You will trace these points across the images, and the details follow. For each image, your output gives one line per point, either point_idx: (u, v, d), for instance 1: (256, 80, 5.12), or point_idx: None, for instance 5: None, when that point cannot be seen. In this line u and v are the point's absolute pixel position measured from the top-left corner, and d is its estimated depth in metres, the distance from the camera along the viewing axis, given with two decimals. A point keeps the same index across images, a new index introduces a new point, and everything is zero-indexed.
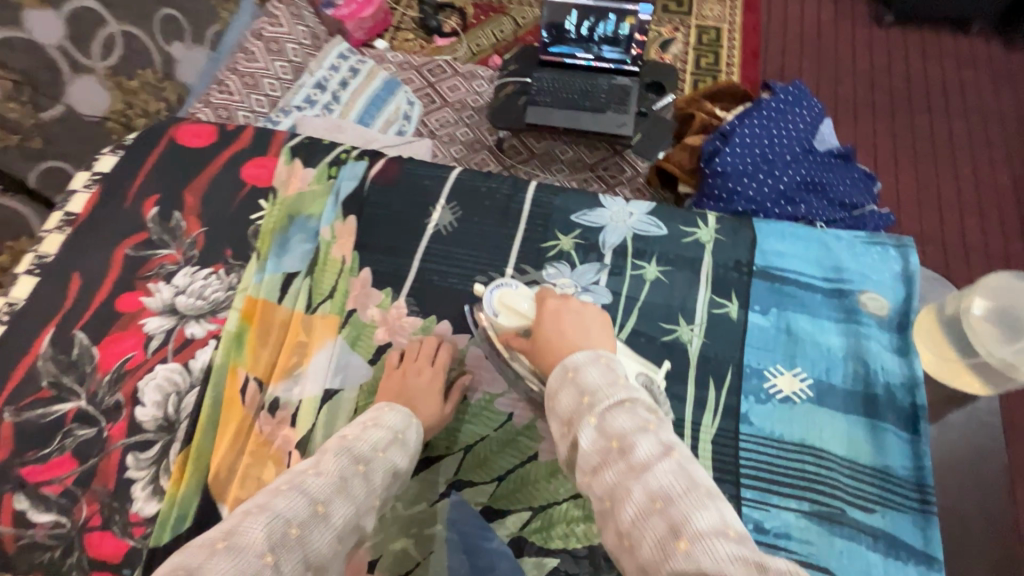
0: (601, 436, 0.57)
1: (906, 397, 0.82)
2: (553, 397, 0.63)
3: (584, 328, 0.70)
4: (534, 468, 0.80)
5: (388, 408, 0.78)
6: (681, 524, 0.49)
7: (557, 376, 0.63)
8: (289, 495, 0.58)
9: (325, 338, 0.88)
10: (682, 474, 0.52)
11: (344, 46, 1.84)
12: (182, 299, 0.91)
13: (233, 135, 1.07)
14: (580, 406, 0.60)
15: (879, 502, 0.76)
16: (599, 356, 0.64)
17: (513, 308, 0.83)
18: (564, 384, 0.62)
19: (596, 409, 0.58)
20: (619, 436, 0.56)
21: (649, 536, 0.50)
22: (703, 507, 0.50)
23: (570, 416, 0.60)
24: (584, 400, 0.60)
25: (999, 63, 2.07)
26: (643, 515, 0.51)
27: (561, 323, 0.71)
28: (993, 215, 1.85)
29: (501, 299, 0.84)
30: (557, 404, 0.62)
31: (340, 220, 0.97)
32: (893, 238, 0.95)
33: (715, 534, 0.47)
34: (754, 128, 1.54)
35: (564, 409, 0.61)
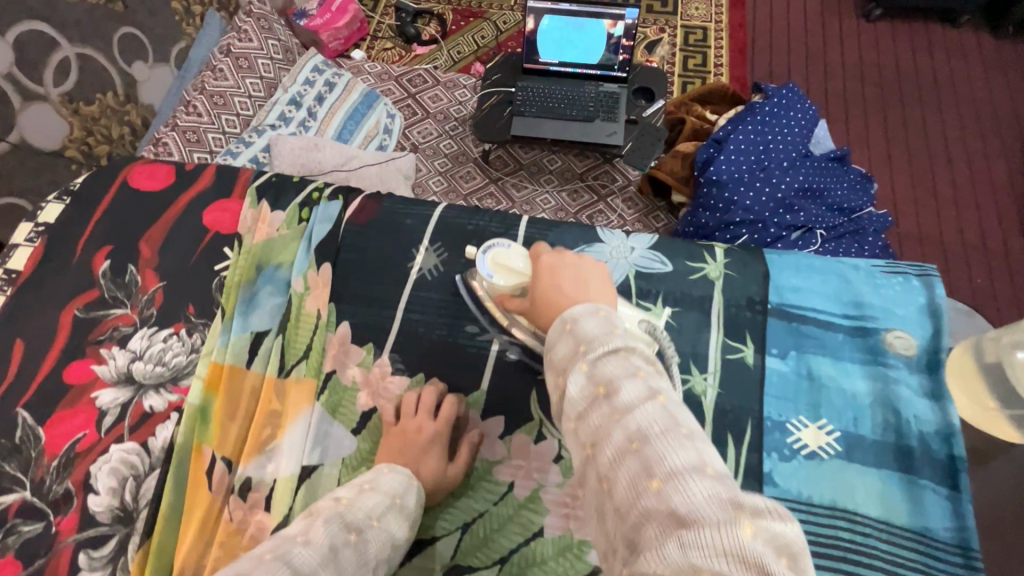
0: (589, 380, 0.50)
1: (941, 447, 0.75)
2: (550, 348, 0.55)
3: (584, 283, 0.62)
4: (540, 547, 0.72)
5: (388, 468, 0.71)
6: (655, 464, 0.42)
7: (555, 329, 0.55)
8: (272, 566, 0.50)
9: (301, 405, 0.79)
10: (667, 414, 0.45)
11: (319, 59, 1.74)
12: (139, 366, 0.81)
13: (194, 175, 0.97)
14: (574, 355, 0.52)
15: (922, 570, 0.69)
16: (601, 308, 0.55)
17: (508, 267, 0.79)
18: (561, 335, 0.54)
19: (589, 356, 0.50)
20: (607, 381, 0.48)
21: (624, 477, 0.43)
22: (682, 444, 0.43)
23: (564, 366, 0.52)
24: (578, 346, 0.52)
25: (989, 53, 2.02)
26: (619, 453, 0.45)
27: (559, 278, 0.63)
28: (991, 211, 1.79)
29: (495, 260, 0.79)
30: (552, 354, 0.55)
31: (313, 269, 0.88)
32: (915, 266, 0.88)
33: (691, 471, 0.41)
34: (750, 135, 1.47)
35: (559, 359, 0.53)
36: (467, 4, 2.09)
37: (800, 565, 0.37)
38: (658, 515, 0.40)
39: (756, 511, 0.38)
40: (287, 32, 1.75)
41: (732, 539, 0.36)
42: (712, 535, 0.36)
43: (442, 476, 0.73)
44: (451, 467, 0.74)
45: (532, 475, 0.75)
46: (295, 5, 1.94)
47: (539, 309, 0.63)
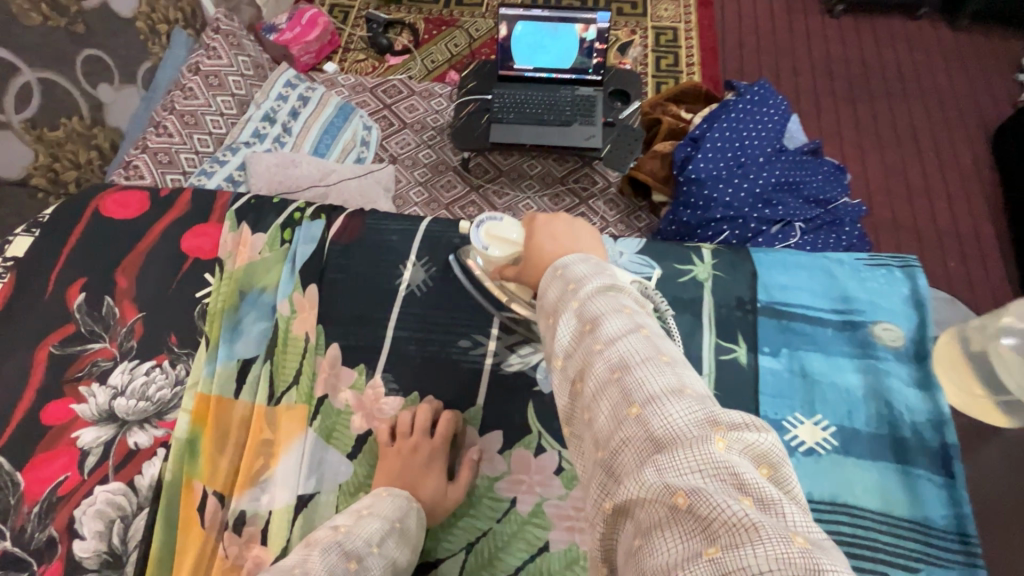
0: (576, 316, 0.49)
1: (934, 436, 0.76)
2: (542, 295, 0.55)
3: (573, 235, 0.64)
4: (546, 563, 0.71)
5: (385, 491, 0.70)
6: (635, 390, 0.42)
7: (548, 277, 0.55)
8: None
9: (294, 432, 0.77)
10: (651, 345, 0.44)
11: (291, 73, 1.72)
12: (121, 402, 0.78)
13: (168, 200, 0.94)
14: (564, 296, 0.52)
15: (922, 560, 0.70)
16: (593, 258, 0.56)
17: (504, 239, 0.80)
18: (551, 280, 0.54)
19: (580, 294, 0.51)
20: (593, 316, 0.48)
21: (605, 409, 0.42)
22: (663, 372, 0.43)
23: (553, 308, 0.52)
24: (569, 287, 0.52)
25: (948, 44, 2.09)
26: (602, 384, 0.44)
27: (545, 232, 0.64)
28: (962, 198, 1.84)
29: (490, 234, 0.80)
30: (543, 299, 0.55)
31: (299, 291, 0.86)
32: (897, 258, 0.90)
33: (670, 395, 0.41)
34: (726, 132, 1.49)
35: (550, 302, 0.53)
36: (438, 13, 2.09)
37: (777, 476, 0.38)
38: (639, 441, 0.39)
39: (732, 426, 0.38)
40: (257, 48, 1.73)
41: (709, 456, 0.36)
42: (687, 455, 0.36)
43: (443, 497, 0.72)
44: (452, 487, 0.72)
45: (534, 489, 0.74)
46: (263, 20, 1.91)
47: (530, 265, 0.65)
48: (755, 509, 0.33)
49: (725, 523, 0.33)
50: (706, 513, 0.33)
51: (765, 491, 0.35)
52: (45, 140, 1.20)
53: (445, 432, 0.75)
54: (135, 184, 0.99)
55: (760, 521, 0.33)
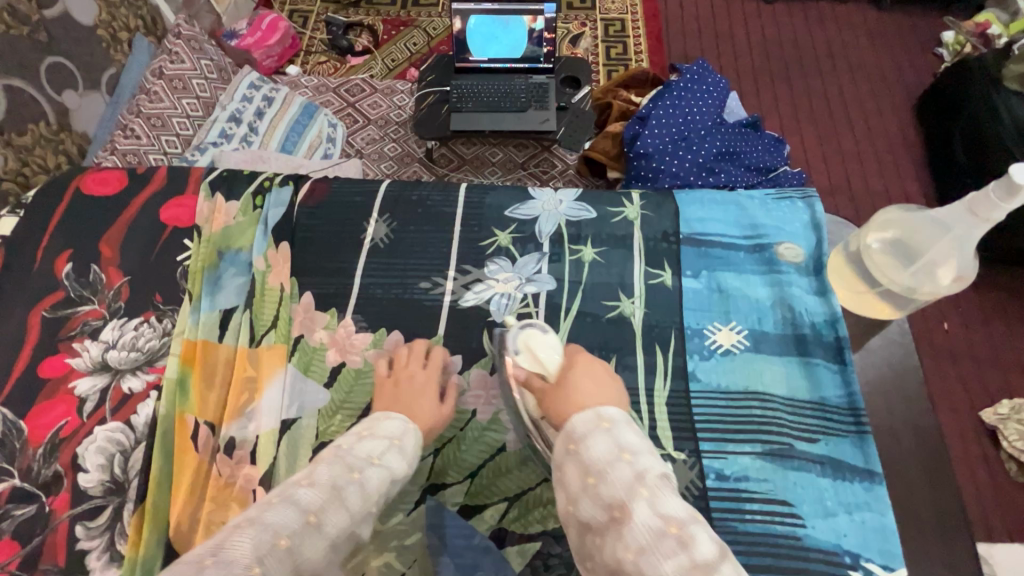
0: (656, 514, 0.51)
1: (829, 332, 0.89)
2: (581, 441, 0.58)
3: (611, 392, 0.65)
4: (504, 460, 0.81)
5: (384, 415, 0.73)
6: None
7: (588, 421, 0.59)
8: (281, 508, 0.56)
9: (275, 367, 0.86)
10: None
11: (254, 76, 1.80)
12: (114, 353, 0.86)
13: (145, 177, 1.02)
14: (624, 471, 0.54)
15: (821, 431, 0.83)
16: (635, 426, 0.60)
17: (534, 353, 0.72)
18: (598, 434, 0.57)
19: (646, 480, 0.53)
20: (679, 521, 0.50)
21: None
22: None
23: (613, 484, 0.54)
24: (632, 466, 0.55)
25: (873, 24, 2.28)
26: None
27: (582, 373, 0.66)
28: (889, 161, 2.00)
29: (526, 341, 0.75)
30: (584, 451, 0.57)
31: (272, 248, 0.95)
32: (799, 191, 1.03)
33: None
34: (668, 109, 1.63)
35: (601, 463, 0.55)
36: (397, 14, 2.19)
37: None
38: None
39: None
40: (219, 52, 1.80)
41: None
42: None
43: (438, 415, 0.77)
44: (445, 406, 0.78)
45: (491, 402, 0.85)
46: (224, 26, 1.99)
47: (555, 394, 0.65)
48: None
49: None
50: None
51: None
52: (14, 145, 1.25)
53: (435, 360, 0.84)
54: (112, 167, 1.07)
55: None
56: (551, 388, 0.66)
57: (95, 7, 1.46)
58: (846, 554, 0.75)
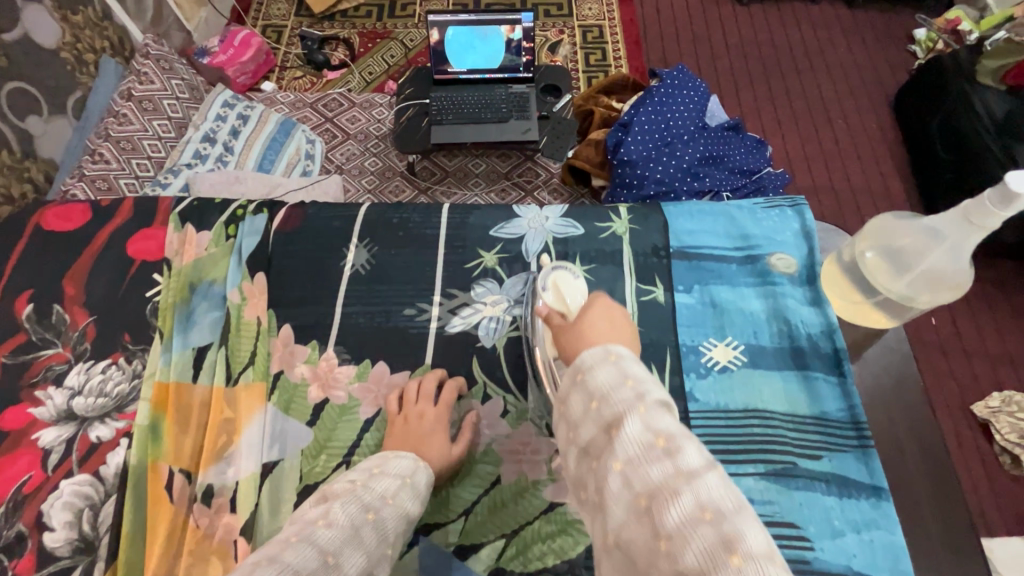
0: (647, 429, 0.48)
1: (826, 343, 0.87)
2: (586, 371, 0.53)
3: (628, 333, 0.61)
4: (499, 494, 0.78)
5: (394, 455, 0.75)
6: (735, 540, 0.40)
7: (596, 354, 0.54)
8: (299, 547, 0.55)
9: (253, 408, 0.82)
10: (733, 489, 0.43)
11: (228, 94, 1.75)
12: (80, 401, 0.81)
13: (110, 210, 0.97)
14: (623, 391, 0.51)
15: (824, 447, 0.81)
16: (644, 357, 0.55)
17: (560, 290, 0.80)
18: (603, 364, 0.53)
19: (644, 400, 0.50)
20: (670, 435, 0.46)
21: (693, 549, 0.40)
22: (753, 522, 0.41)
23: (610, 399, 0.51)
24: (634, 390, 0.50)
25: (847, 23, 2.29)
26: (685, 519, 0.42)
27: (598, 313, 0.61)
28: (869, 158, 2.01)
29: (555, 281, 0.83)
30: (589, 380, 0.53)
31: (247, 280, 0.91)
32: (788, 199, 1.02)
33: (769, 558, 0.39)
34: (650, 115, 1.61)
35: (601, 386, 0.52)
36: (373, 27, 2.15)
37: None
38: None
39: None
40: (190, 71, 1.75)
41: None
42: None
43: (449, 457, 0.76)
44: (455, 447, 0.78)
45: (483, 432, 0.82)
46: (195, 44, 1.94)
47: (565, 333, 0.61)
48: None
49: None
50: None
51: None
52: None
53: (432, 390, 0.81)
54: (76, 200, 1.01)
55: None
56: (564, 327, 0.62)
57: (57, 28, 1.41)
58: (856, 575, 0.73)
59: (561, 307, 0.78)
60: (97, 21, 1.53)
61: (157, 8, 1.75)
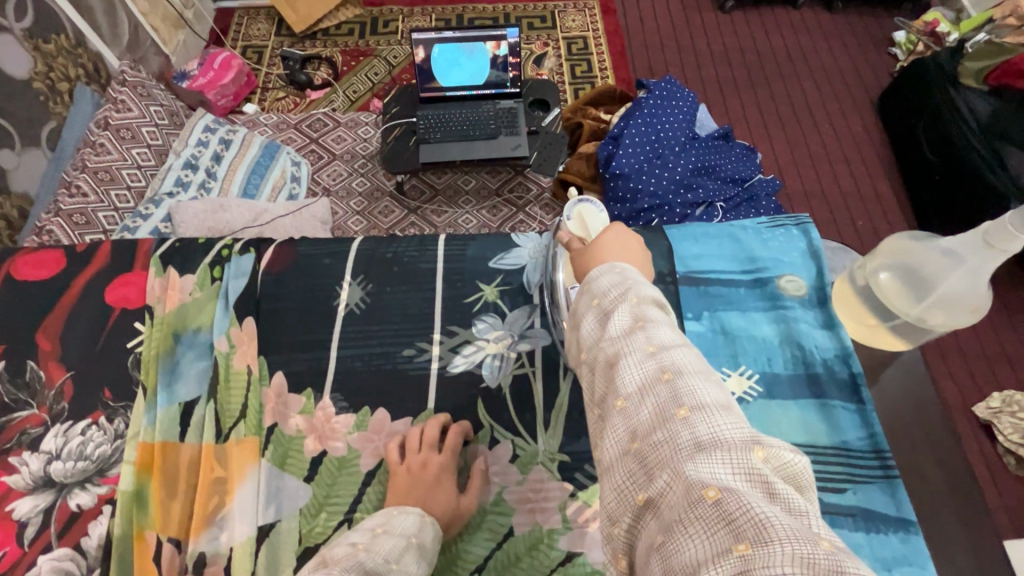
0: (629, 314, 0.49)
1: (842, 368, 0.85)
2: (590, 281, 0.55)
3: (641, 255, 0.62)
4: (512, 547, 0.73)
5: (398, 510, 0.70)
6: (685, 393, 0.41)
7: (604, 266, 0.55)
8: None
9: (247, 464, 0.77)
10: (698, 360, 0.45)
11: (209, 118, 1.70)
12: (58, 466, 0.76)
13: (87, 255, 0.92)
14: (619, 287, 0.52)
15: (848, 480, 0.78)
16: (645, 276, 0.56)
17: (583, 219, 0.85)
18: (607, 273, 0.54)
19: (637, 293, 0.51)
20: (649, 318, 0.48)
21: (648, 406, 0.42)
22: (710, 384, 0.43)
23: (604, 294, 0.52)
24: (633, 287, 0.52)
25: (828, 26, 2.31)
26: (647, 381, 0.43)
27: (613, 238, 0.63)
28: (859, 161, 2.00)
29: (580, 213, 0.87)
30: (594, 286, 0.54)
31: (235, 325, 0.85)
32: (792, 217, 0.99)
33: (721, 407, 0.41)
34: (642, 126, 1.58)
35: (602, 287, 0.53)
36: (355, 44, 2.12)
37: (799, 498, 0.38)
38: (676, 438, 0.39)
39: (771, 446, 0.38)
40: (169, 96, 1.70)
41: (748, 465, 0.37)
42: (727, 459, 0.37)
43: (455, 509, 0.73)
44: (463, 498, 0.74)
45: (493, 480, 0.77)
46: (174, 68, 1.89)
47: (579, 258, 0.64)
48: (783, 512, 0.34)
49: (750, 510, 0.33)
50: (736, 505, 0.34)
51: (792, 501, 0.35)
52: None
53: (435, 437, 0.77)
54: (49, 244, 0.96)
55: (782, 522, 0.33)
56: (580, 252, 0.65)
57: (30, 59, 1.35)
58: None
59: (582, 233, 0.84)
60: (70, 49, 1.48)
61: (132, 32, 1.70)
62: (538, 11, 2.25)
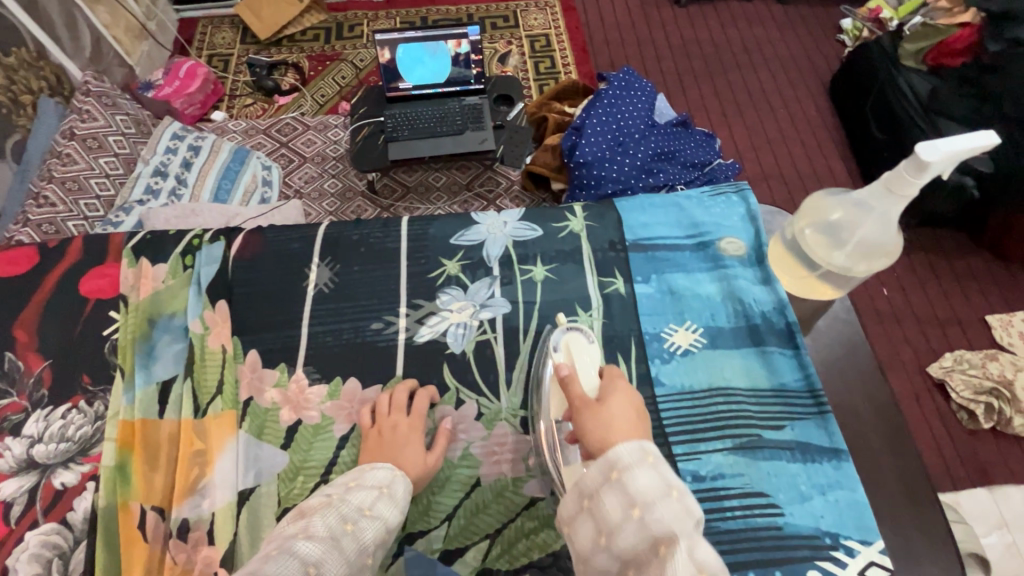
0: (690, 557, 0.49)
1: (779, 318, 0.92)
2: (625, 477, 0.55)
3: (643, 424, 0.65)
4: (480, 496, 0.80)
5: (371, 466, 0.75)
6: None
7: (633, 453, 0.56)
8: (281, 559, 0.56)
9: (225, 436, 0.81)
10: None
11: (177, 125, 1.72)
12: (40, 448, 0.79)
13: (59, 251, 0.95)
14: (666, 507, 0.52)
15: (786, 417, 0.85)
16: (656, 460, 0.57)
17: (572, 355, 0.79)
18: (643, 468, 0.55)
19: (689, 527, 0.51)
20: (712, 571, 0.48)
21: None
22: None
23: (654, 519, 0.52)
24: (680, 503, 0.53)
25: (780, 18, 2.42)
26: None
27: (622, 402, 0.66)
28: (813, 142, 2.09)
29: (568, 342, 0.82)
30: (629, 481, 0.54)
31: (209, 309, 0.90)
32: (732, 185, 1.08)
33: None
34: (602, 117, 1.65)
35: (643, 496, 0.53)
36: (321, 49, 2.16)
37: None
38: None
39: None
40: (136, 105, 1.72)
41: None
42: None
43: (425, 464, 0.77)
44: (431, 455, 0.78)
45: (459, 436, 0.83)
46: (138, 79, 1.91)
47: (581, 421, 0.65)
48: None
49: None
50: None
51: None
52: None
53: (404, 400, 0.82)
54: (22, 244, 0.98)
55: None
56: (585, 404, 0.66)
57: None
58: (826, 535, 0.76)
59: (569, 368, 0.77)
60: (32, 61, 1.50)
61: (95, 43, 1.72)
62: (501, 11, 2.31)
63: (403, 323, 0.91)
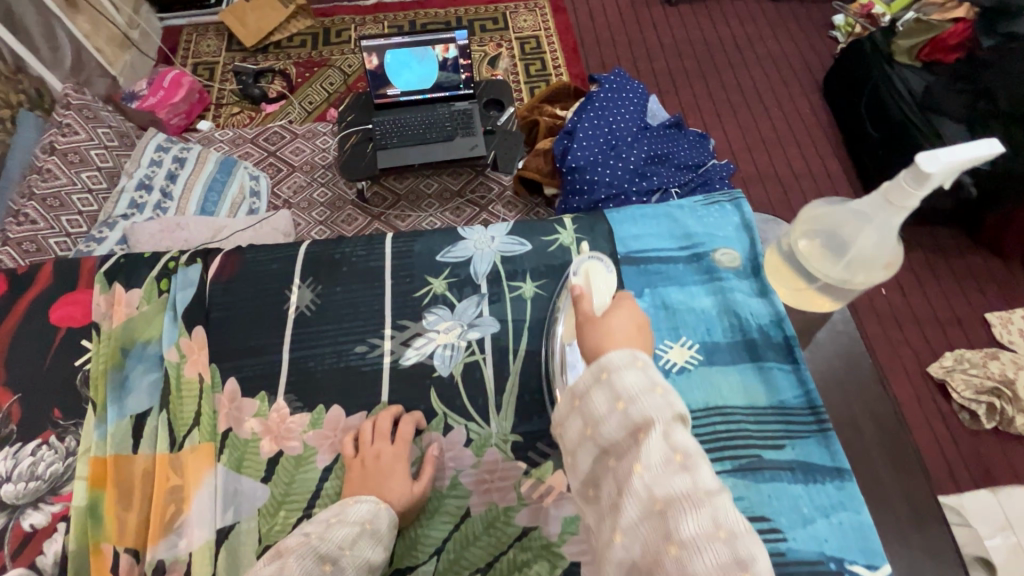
0: (668, 442, 0.51)
1: (777, 332, 0.89)
2: (613, 373, 0.55)
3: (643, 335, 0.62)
4: (470, 527, 0.76)
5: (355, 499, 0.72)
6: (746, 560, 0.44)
7: (624, 357, 0.55)
8: None
9: (202, 469, 0.78)
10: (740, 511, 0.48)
11: (161, 137, 1.68)
12: (8, 488, 0.75)
13: (28, 277, 0.91)
14: (650, 401, 0.52)
15: (786, 436, 0.82)
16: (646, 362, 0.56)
17: (588, 279, 0.77)
18: (631, 369, 0.54)
19: (668, 414, 0.52)
20: (688, 453, 0.50)
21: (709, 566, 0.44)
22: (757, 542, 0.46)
23: (636, 409, 0.52)
24: (664, 398, 0.53)
25: (772, 15, 2.39)
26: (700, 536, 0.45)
27: (623, 314, 0.63)
28: (808, 141, 2.07)
29: (588, 268, 0.79)
30: (617, 380, 0.54)
31: (185, 335, 0.86)
32: (725, 194, 1.05)
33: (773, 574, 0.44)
34: (593, 121, 1.62)
35: (628, 391, 0.53)
36: (308, 55, 2.12)
37: None
38: None
39: None
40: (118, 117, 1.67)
41: None
42: None
43: (411, 495, 0.74)
44: (417, 485, 0.75)
45: (448, 464, 0.79)
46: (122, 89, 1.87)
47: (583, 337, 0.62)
48: None
49: None
50: None
51: None
52: None
53: (388, 428, 0.79)
54: None
55: None
56: (586, 320, 0.63)
57: None
58: (830, 560, 0.73)
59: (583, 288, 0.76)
60: (10, 76, 1.46)
61: (75, 56, 1.68)
62: (490, 13, 2.28)
63: (388, 346, 0.88)
